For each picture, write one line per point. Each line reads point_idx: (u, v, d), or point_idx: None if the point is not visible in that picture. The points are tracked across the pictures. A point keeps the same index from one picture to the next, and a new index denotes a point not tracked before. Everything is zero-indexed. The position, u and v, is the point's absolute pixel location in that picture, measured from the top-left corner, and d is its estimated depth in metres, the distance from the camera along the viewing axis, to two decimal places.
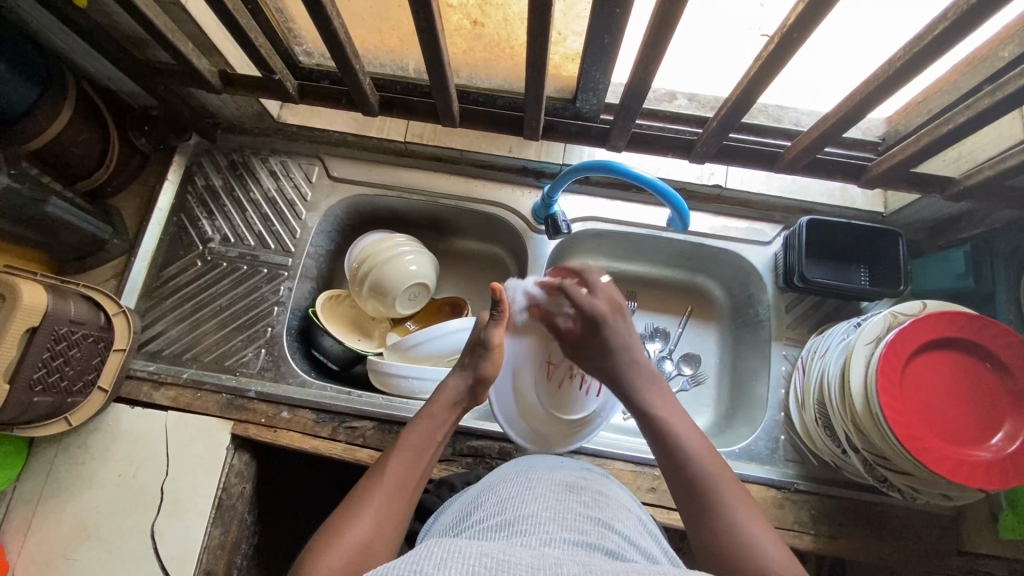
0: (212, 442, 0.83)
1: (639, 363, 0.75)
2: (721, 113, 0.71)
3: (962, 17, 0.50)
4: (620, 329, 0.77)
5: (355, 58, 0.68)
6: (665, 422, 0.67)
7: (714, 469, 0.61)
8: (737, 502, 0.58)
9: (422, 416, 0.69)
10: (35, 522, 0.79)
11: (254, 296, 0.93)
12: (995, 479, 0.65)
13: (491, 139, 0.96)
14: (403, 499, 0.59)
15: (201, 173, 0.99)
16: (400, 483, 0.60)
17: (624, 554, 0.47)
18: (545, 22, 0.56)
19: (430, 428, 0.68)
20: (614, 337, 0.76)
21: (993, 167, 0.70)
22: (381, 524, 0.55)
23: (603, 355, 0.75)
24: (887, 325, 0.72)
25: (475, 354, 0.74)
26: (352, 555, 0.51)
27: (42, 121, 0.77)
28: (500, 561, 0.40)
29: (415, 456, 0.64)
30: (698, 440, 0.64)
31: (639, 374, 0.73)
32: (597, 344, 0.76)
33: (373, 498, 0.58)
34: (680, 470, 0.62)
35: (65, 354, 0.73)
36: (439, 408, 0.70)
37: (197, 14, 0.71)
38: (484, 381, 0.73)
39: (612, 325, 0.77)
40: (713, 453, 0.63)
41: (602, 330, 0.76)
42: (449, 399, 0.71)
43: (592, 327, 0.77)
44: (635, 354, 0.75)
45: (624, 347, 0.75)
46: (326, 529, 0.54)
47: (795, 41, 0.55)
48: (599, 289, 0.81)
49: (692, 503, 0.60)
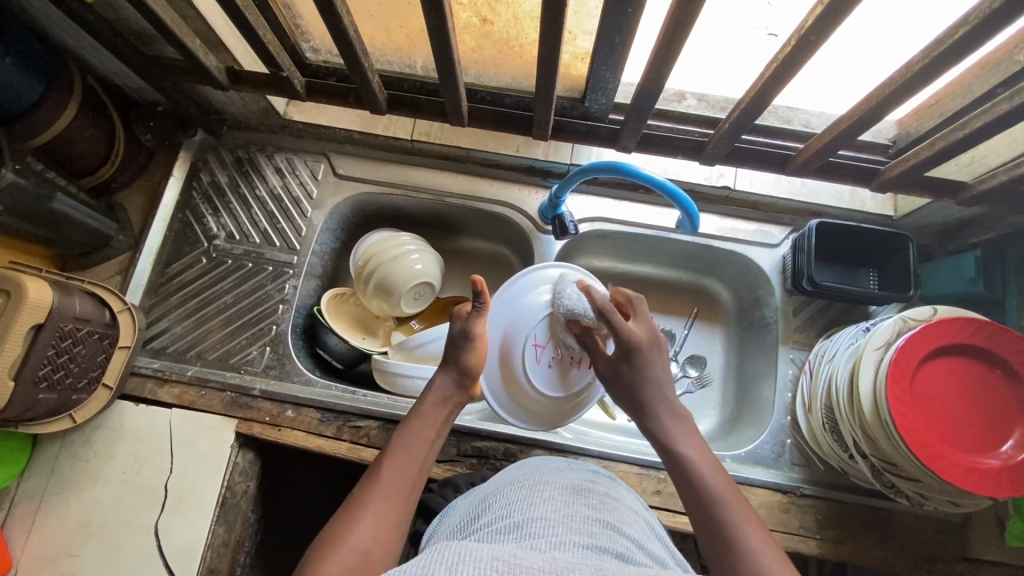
0: (217, 440, 0.82)
1: (668, 398, 0.71)
2: (733, 115, 0.70)
3: (983, 21, 0.49)
4: (655, 363, 0.72)
5: (364, 56, 0.68)
6: (689, 460, 0.65)
7: (739, 510, 0.59)
8: (761, 547, 0.55)
9: (415, 417, 0.68)
10: (39, 518, 0.79)
11: (259, 293, 0.93)
12: (1004, 486, 0.65)
13: (498, 138, 0.96)
14: (401, 501, 0.59)
15: (206, 169, 0.98)
16: (396, 486, 0.60)
17: (633, 558, 0.47)
18: (558, 21, 0.55)
19: (424, 426, 0.68)
20: (648, 370, 0.72)
21: (1008, 172, 0.69)
22: (382, 528, 0.55)
23: (632, 386, 0.72)
24: (897, 330, 0.71)
25: (458, 345, 0.73)
26: (354, 561, 0.51)
27: (47, 116, 0.76)
28: (512, 565, 0.40)
29: (409, 457, 0.64)
30: (721, 477, 0.63)
31: (667, 408, 0.70)
32: (626, 375, 0.72)
33: (371, 501, 0.58)
34: (704, 510, 0.60)
35: (70, 351, 0.72)
36: (431, 406, 0.70)
37: (204, 9, 0.70)
38: (468, 373, 0.73)
39: (649, 360, 0.72)
40: (740, 496, 0.61)
41: (634, 361, 0.72)
42: (439, 396, 0.70)
43: (626, 356, 0.72)
44: (665, 390, 0.71)
45: (655, 383, 0.71)
46: (327, 534, 0.54)
47: (811, 44, 0.55)
48: (644, 320, 0.75)
49: (715, 542, 0.57)
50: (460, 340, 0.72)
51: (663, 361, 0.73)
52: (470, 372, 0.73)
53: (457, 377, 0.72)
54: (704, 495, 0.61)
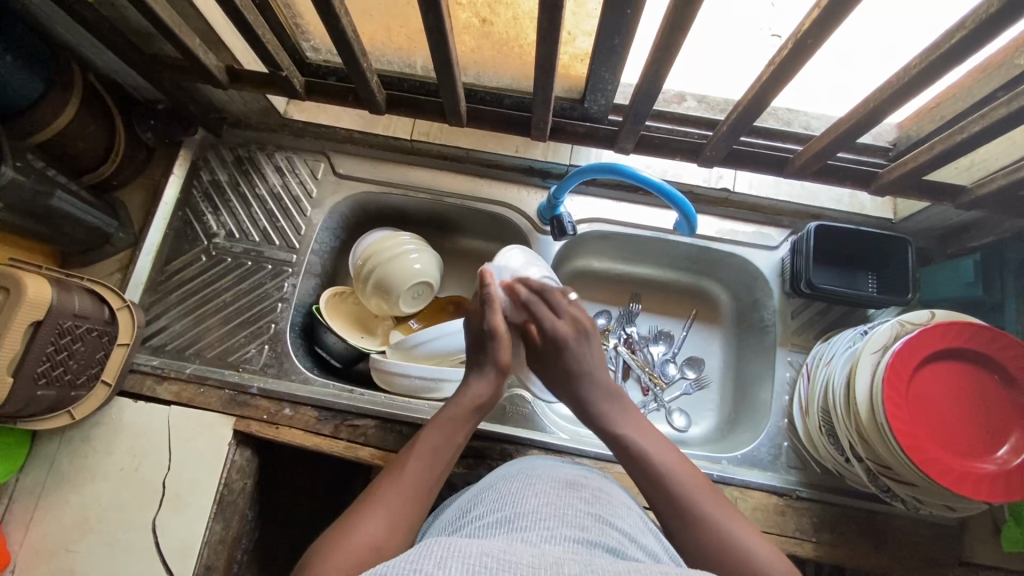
0: (215, 438, 0.83)
1: (601, 383, 0.71)
2: (732, 117, 0.70)
3: (981, 26, 0.49)
4: (586, 355, 0.73)
5: (363, 56, 0.68)
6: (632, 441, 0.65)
7: (693, 483, 0.60)
8: (721, 511, 0.56)
9: (440, 418, 0.67)
10: (38, 514, 0.80)
11: (258, 292, 0.93)
12: (999, 491, 0.64)
13: (498, 138, 0.96)
14: (418, 501, 0.59)
15: (207, 167, 0.99)
16: (415, 487, 0.59)
17: (625, 552, 0.47)
18: (556, 22, 0.55)
19: (453, 430, 0.66)
20: (581, 362, 0.72)
21: (1007, 176, 0.69)
22: (395, 527, 0.55)
23: (573, 381, 0.72)
24: (894, 334, 0.71)
25: (483, 345, 0.73)
26: (363, 558, 0.51)
27: (49, 113, 0.77)
28: (501, 560, 0.40)
29: (431, 460, 0.62)
30: (668, 452, 0.63)
31: (605, 395, 0.70)
32: (563, 371, 0.72)
33: (387, 501, 0.57)
34: (659, 491, 0.60)
35: (69, 348, 0.73)
36: (462, 410, 0.68)
37: (203, 7, 0.70)
38: (507, 371, 0.73)
39: (578, 353, 0.73)
40: (688, 466, 0.62)
41: (564, 352, 0.73)
42: (472, 402, 0.69)
43: (557, 351, 0.73)
44: (597, 379, 0.71)
45: (589, 375, 0.71)
46: (337, 527, 0.54)
47: (809, 47, 0.55)
48: (563, 312, 0.75)
49: (676, 518, 0.58)
50: (485, 340, 0.72)
51: (598, 350, 0.74)
52: (509, 371, 0.73)
53: (496, 380, 0.72)
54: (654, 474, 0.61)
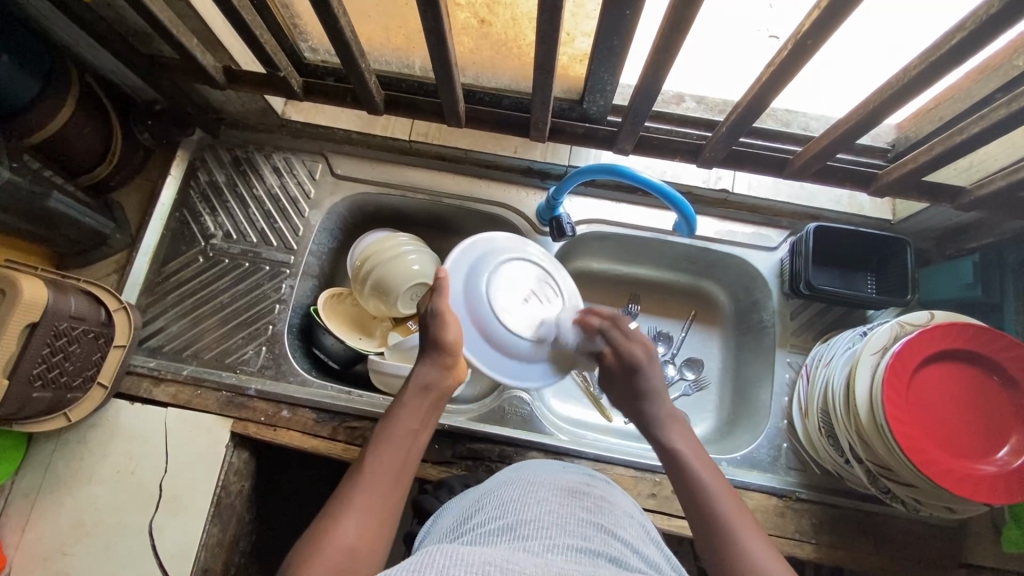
0: (212, 439, 0.82)
1: (666, 405, 0.73)
2: (731, 117, 0.70)
3: (980, 27, 0.49)
4: (655, 375, 0.75)
5: (361, 57, 0.68)
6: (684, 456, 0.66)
7: (733, 505, 0.60)
8: (750, 534, 0.56)
9: (397, 409, 0.68)
10: (33, 516, 0.79)
11: (256, 293, 0.92)
12: (1000, 493, 0.64)
13: (496, 139, 0.96)
14: (388, 494, 0.59)
15: (204, 168, 0.98)
16: (382, 480, 0.60)
17: (627, 562, 0.47)
18: (555, 22, 0.55)
19: (408, 416, 0.67)
20: (648, 386, 0.74)
21: (1006, 177, 0.69)
22: (366, 522, 0.55)
23: (637, 399, 0.74)
24: (894, 335, 0.71)
25: (428, 328, 0.71)
26: (338, 559, 0.51)
27: (44, 114, 0.76)
28: (503, 569, 0.40)
29: (393, 451, 0.63)
30: (716, 474, 0.63)
31: (666, 418, 0.72)
32: (630, 390, 0.75)
33: (354, 498, 0.57)
34: (700, 505, 0.60)
35: (65, 350, 0.72)
36: (415, 397, 0.69)
37: (200, 8, 0.70)
38: (451, 352, 0.70)
39: (648, 374, 0.74)
40: (731, 490, 0.62)
41: (636, 374, 0.74)
42: (418, 384, 0.69)
43: (626, 372, 0.75)
44: (662, 401, 0.73)
45: (654, 395, 0.73)
46: (311, 533, 0.54)
47: (808, 48, 0.54)
48: (635, 336, 0.76)
49: (708, 534, 0.58)
50: (429, 322, 0.71)
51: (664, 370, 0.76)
52: (452, 351, 0.70)
53: (440, 363, 0.70)
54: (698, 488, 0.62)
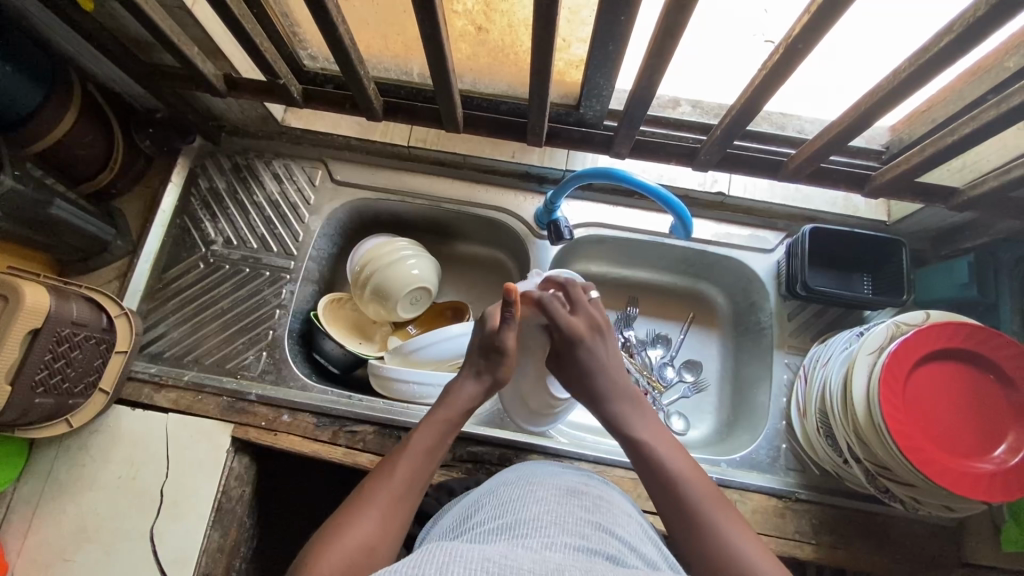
0: (213, 444, 0.83)
1: (619, 383, 0.72)
2: (726, 120, 0.70)
3: (968, 29, 0.50)
4: (598, 349, 0.75)
5: (360, 63, 0.69)
6: (644, 440, 0.66)
7: (705, 490, 0.60)
8: (725, 519, 0.57)
9: (430, 418, 0.67)
10: (35, 522, 0.79)
11: (256, 298, 0.93)
12: (998, 491, 0.65)
13: (494, 144, 0.97)
14: (409, 502, 0.59)
15: (205, 175, 0.99)
16: (405, 486, 0.59)
17: (625, 560, 0.47)
18: (550, 29, 0.56)
19: (440, 428, 0.66)
20: (590, 358, 0.74)
21: (997, 178, 0.70)
22: (387, 524, 0.55)
23: (584, 377, 0.73)
24: (889, 336, 0.71)
25: (494, 359, 0.71)
26: (354, 557, 0.51)
27: (47, 122, 0.77)
28: (501, 565, 0.40)
29: (419, 460, 0.62)
30: (683, 458, 0.64)
31: (615, 389, 0.72)
32: (576, 365, 0.74)
33: (377, 498, 0.57)
34: (669, 492, 0.61)
35: (67, 356, 0.73)
36: (453, 413, 0.68)
37: (202, 17, 0.71)
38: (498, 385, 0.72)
39: (592, 347, 0.74)
40: (700, 473, 0.62)
41: (580, 350, 0.74)
42: (462, 406, 0.69)
43: (569, 347, 0.74)
44: (612, 376, 0.73)
45: (601, 368, 0.73)
46: (329, 529, 0.54)
47: (799, 52, 0.55)
48: (582, 308, 0.77)
49: (680, 518, 0.59)
50: (491, 350, 0.72)
51: (609, 351, 0.76)
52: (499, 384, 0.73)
53: (484, 388, 0.71)
54: (666, 478, 0.62)
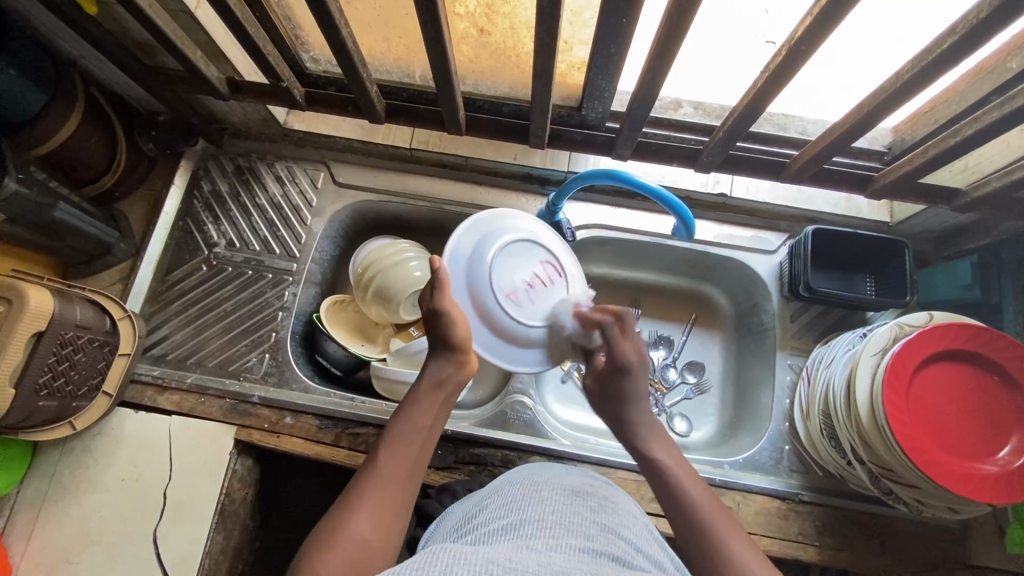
0: (216, 447, 0.83)
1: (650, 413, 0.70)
2: (728, 122, 0.70)
3: (971, 30, 0.49)
4: (642, 382, 0.72)
5: (362, 66, 0.69)
6: (671, 475, 0.63)
7: (720, 517, 0.57)
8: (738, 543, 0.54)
9: (407, 403, 0.66)
10: (39, 525, 0.80)
11: (259, 300, 0.93)
12: (1002, 493, 0.64)
13: (495, 146, 0.97)
14: (400, 492, 0.58)
15: (207, 177, 0.99)
16: (394, 475, 0.59)
17: (631, 561, 0.47)
18: (552, 31, 0.56)
19: (421, 411, 0.65)
20: (632, 389, 0.71)
21: (1001, 180, 0.70)
22: (382, 517, 0.55)
23: (614, 403, 0.72)
24: (893, 337, 0.71)
25: (433, 326, 0.69)
26: (351, 552, 0.51)
27: (50, 126, 0.77)
28: (506, 569, 0.40)
29: (403, 446, 0.61)
30: (701, 487, 0.61)
31: (646, 420, 0.70)
32: (612, 390, 0.72)
33: (368, 491, 0.57)
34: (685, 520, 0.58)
35: (71, 358, 0.73)
36: (426, 392, 0.67)
37: (205, 21, 0.72)
38: (462, 350, 0.69)
39: (636, 378, 0.71)
40: (718, 502, 0.59)
41: (622, 377, 0.71)
42: (433, 380, 0.68)
43: (613, 374, 0.72)
44: (646, 409, 0.71)
45: (639, 401, 0.71)
46: (325, 525, 0.53)
47: (802, 53, 0.55)
48: (633, 336, 0.72)
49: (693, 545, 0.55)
50: (435, 320, 0.68)
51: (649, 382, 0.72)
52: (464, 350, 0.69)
53: (453, 360, 0.69)
54: (682, 502, 0.59)
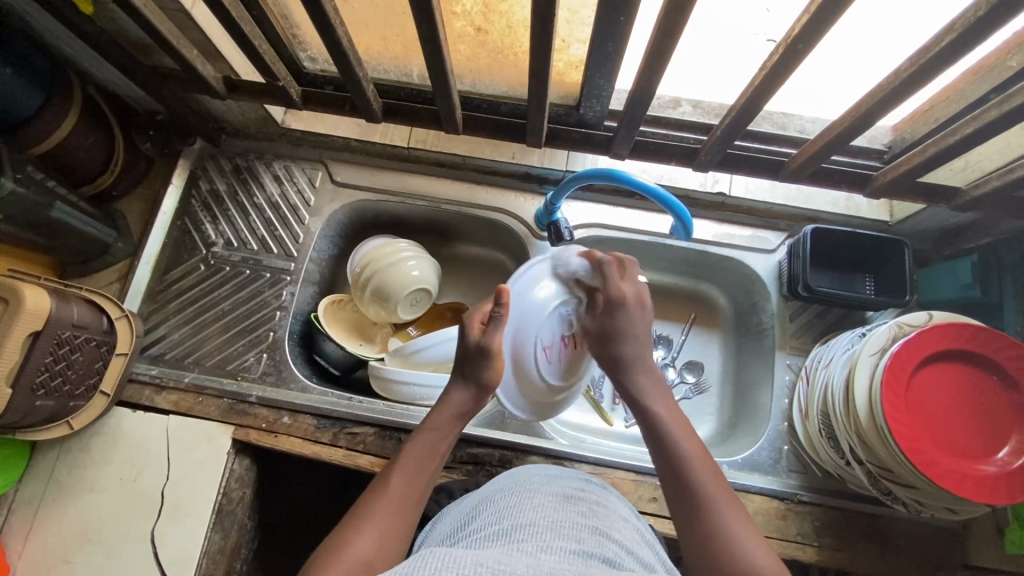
0: (214, 447, 0.83)
1: (645, 354, 0.73)
2: (726, 121, 0.70)
3: (970, 28, 0.49)
4: (638, 319, 0.73)
5: (358, 65, 0.68)
6: (663, 425, 0.66)
7: (707, 470, 0.61)
8: (724, 501, 0.59)
9: (420, 429, 0.67)
10: (36, 524, 0.80)
11: (257, 300, 0.93)
12: (1000, 493, 0.64)
13: (494, 145, 0.97)
14: (405, 513, 0.59)
15: (205, 177, 0.99)
16: (402, 498, 0.60)
17: (622, 563, 0.47)
18: (549, 29, 0.55)
19: (433, 438, 0.67)
20: (628, 326, 0.73)
21: (1001, 178, 0.69)
22: (384, 539, 0.55)
23: (611, 341, 0.73)
24: (892, 336, 0.71)
25: (474, 363, 0.70)
26: (356, 573, 0.51)
27: (47, 126, 0.78)
28: (497, 570, 0.40)
29: (413, 472, 0.62)
30: (693, 440, 0.65)
31: (644, 368, 0.72)
32: (607, 327, 0.73)
33: (374, 511, 0.57)
34: (673, 469, 0.63)
35: (68, 358, 0.73)
36: (443, 420, 0.68)
37: (201, 20, 0.71)
38: (488, 389, 0.71)
39: (631, 316, 0.73)
40: (707, 455, 0.63)
41: (616, 313, 0.73)
42: (453, 411, 0.69)
43: (608, 310, 0.74)
44: (644, 352, 0.73)
45: (635, 339, 0.73)
46: (328, 545, 0.54)
47: (799, 52, 0.55)
48: (632, 281, 0.76)
49: (679, 493, 0.61)
50: (476, 357, 0.70)
51: (645, 325, 0.74)
52: (491, 388, 0.71)
53: (476, 395, 0.71)
54: (675, 453, 0.63)
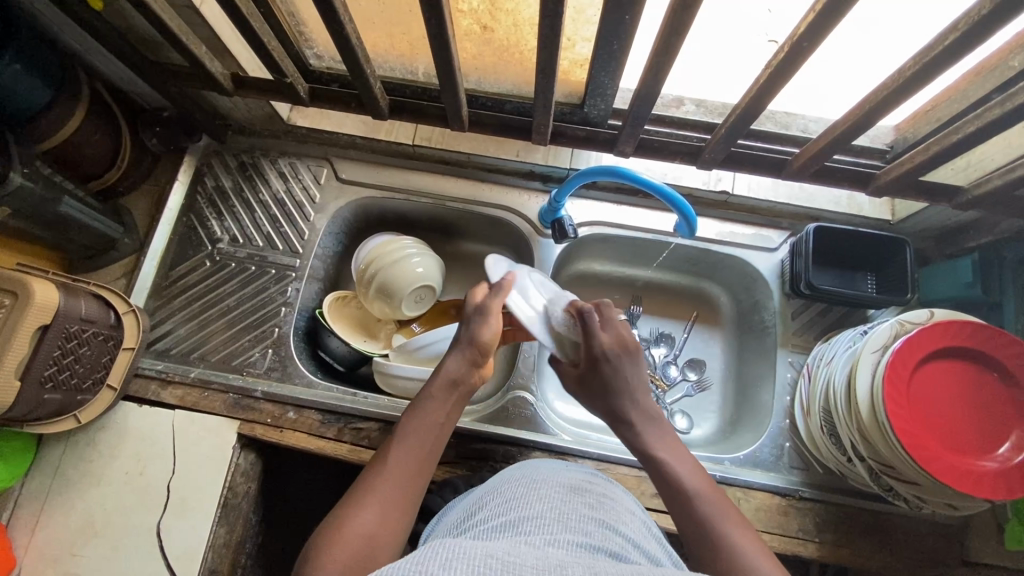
0: (219, 441, 0.83)
1: (641, 401, 0.69)
2: (730, 120, 0.71)
3: (973, 27, 0.50)
4: (627, 369, 0.70)
5: (366, 62, 0.69)
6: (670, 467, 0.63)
7: (720, 511, 0.58)
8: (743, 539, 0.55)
9: (421, 401, 0.66)
10: (43, 518, 0.80)
11: (262, 296, 0.94)
12: (1001, 489, 0.65)
13: (497, 142, 0.96)
14: (408, 488, 0.58)
15: (211, 173, 1.00)
16: (404, 471, 0.59)
17: (628, 557, 0.47)
18: (556, 28, 0.56)
19: (434, 409, 0.65)
20: (617, 377, 0.69)
21: (1002, 177, 0.70)
22: (386, 516, 0.54)
23: (605, 396, 0.69)
24: (894, 334, 0.71)
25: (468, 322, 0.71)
26: (357, 551, 0.50)
27: (55, 121, 0.78)
28: (504, 563, 0.40)
29: (413, 444, 0.61)
30: (701, 479, 0.61)
31: (644, 417, 0.68)
32: (598, 383, 0.70)
33: (377, 488, 0.57)
34: (687, 510, 0.59)
35: (75, 352, 0.73)
36: (442, 389, 0.67)
37: (210, 17, 0.72)
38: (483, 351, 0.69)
39: (620, 367, 0.70)
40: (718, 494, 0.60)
41: (602, 366, 0.70)
42: (449, 379, 0.67)
43: (593, 365, 0.70)
44: (639, 399, 0.69)
45: (628, 390, 0.69)
46: (333, 520, 0.53)
47: (804, 50, 0.56)
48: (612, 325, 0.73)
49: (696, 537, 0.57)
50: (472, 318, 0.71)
51: (635, 372, 0.70)
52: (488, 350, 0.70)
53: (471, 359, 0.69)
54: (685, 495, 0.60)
